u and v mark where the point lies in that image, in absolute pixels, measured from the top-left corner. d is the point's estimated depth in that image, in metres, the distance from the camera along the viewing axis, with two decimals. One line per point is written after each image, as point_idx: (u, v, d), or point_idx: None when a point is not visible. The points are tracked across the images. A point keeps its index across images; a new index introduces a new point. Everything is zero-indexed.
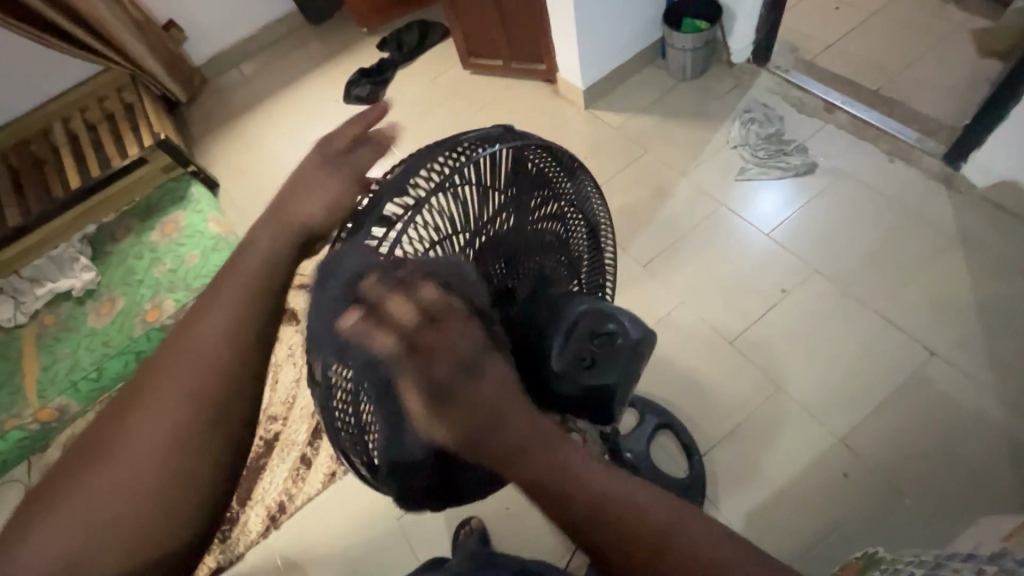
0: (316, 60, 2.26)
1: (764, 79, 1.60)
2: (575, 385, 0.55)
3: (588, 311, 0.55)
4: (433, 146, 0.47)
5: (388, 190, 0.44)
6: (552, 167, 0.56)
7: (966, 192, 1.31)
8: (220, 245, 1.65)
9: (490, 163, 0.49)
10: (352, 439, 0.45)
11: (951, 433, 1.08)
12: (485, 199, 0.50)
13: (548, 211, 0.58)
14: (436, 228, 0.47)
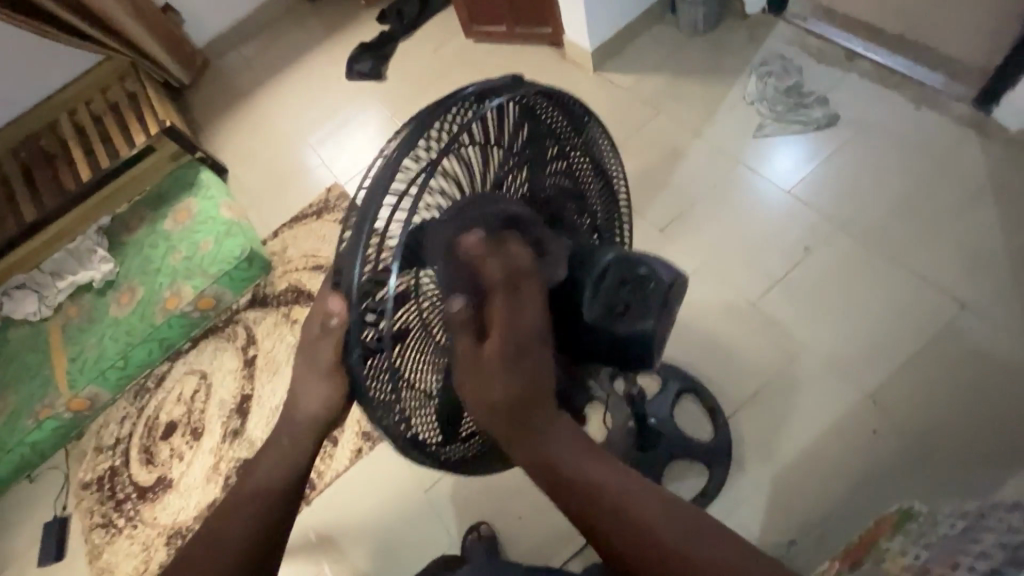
0: (315, 37, 2.21)
1: (780, 29, 1.53)
2: (609, 334, 0.55)
3: (614, 260, 0.54)
4: (437, 105, 0.49)
5: (401, 154, 0.47)
6: (557, 117, 0.58)
7: (998, 137, 1.25)
8: (232, 230, 1.63)
9: (495, 120, 0.52)
10: (402, 390, 0.52)
11: (985, 385, 1.05)
12: (493, 156, 0.53)
13: (558, 166, 0.60)
14: (445, 192, 0.50)
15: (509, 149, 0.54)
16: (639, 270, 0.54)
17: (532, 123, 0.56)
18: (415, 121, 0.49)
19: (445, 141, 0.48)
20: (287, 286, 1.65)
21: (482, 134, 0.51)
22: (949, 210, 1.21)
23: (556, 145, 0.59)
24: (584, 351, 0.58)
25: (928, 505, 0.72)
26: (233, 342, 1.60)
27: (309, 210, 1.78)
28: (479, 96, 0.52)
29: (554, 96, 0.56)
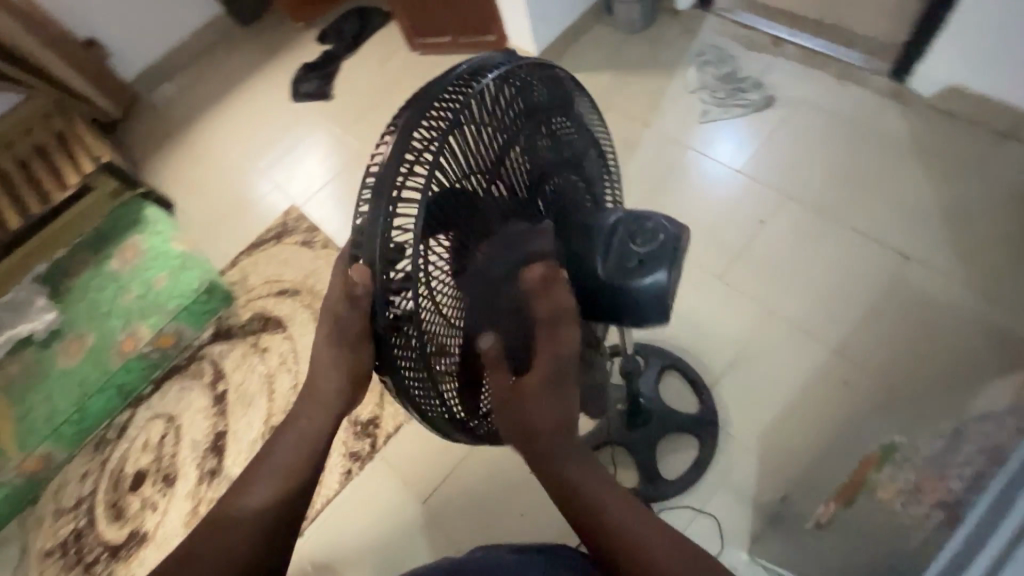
0: (253, 62, 2.17)
1: (711, 23, 1.63)
2: (626, 288, 0.53)
3: (620, 218, 0.55)
4: (433, 85, 0.45)
5: (404, 133, 0.43)
6: (550, 84, 0.55)
7: (916, 103, 1.36)
8: (187, 263, 1.56)
9: (493, 91, 0.48)
10: (425, 390, 0.46)
11: (935, 327, 1.13)
12: (497, 128, 0.49)
13: (557, 133, 0.57)
14: (457, 165, 0.46)
15: (514, 118, 0.51)
16: (646, 223, 0.53)
17: (528, 91, 0.52)
18: (415, 95, 0.45)
19: (452, 111, 0.45)
20: (252, 314, 1.58)
21: (488, 104, 0.48)
22: (882, 173, 1.31)
23: (555, 115, 0.56)
24: (600, 312, 0.56)
25: (907, 436, 0.77)
26: (199, 379, 1.52)
27: (267, 235, 1.73)
28: (478, 66, 0.49)
29: (544, 68, 0.53)
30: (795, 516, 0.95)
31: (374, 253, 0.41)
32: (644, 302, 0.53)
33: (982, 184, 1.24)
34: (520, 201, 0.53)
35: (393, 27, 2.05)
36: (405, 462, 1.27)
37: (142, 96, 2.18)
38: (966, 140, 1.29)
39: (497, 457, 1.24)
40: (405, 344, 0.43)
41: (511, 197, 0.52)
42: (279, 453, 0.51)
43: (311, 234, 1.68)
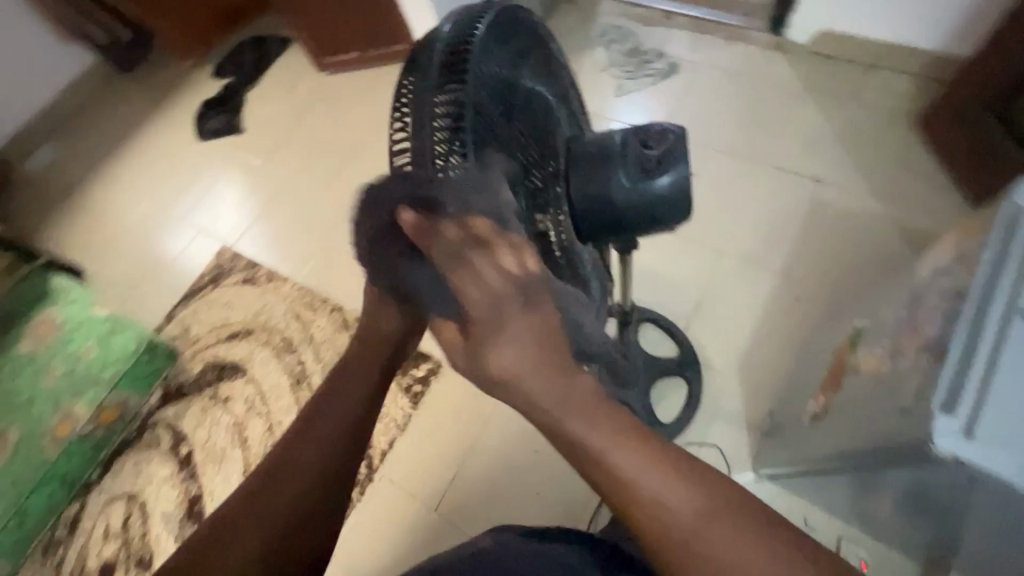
0: (144, 108, 2.02)
1: (605, 6, 1.74)
2: (651, 190, 0.54)
3: (626, 133, 0.56)
4: (432, 63, 0.43)
5: (423, 115, 0.41)
6: (529, 37, 0.53)
7: (795, 50, 1.54)
8: (116, 325, 1.40)
9: (489, 52, 0.46)
10: None
11: (856, 236, 1.28)
12: (502, 87, 0.47)
13: (544, 84, 0.56)
14: (482, 127, 0.43)
15: (510, 74, 0.49)
16: (653, 128, 0.55)
17: (512, 47, 0.50)
18: (417, 57, 0.44)
19: (462, 56, 0.43)
20: (204, 365, 1.47)
21: (490, 47, 0.46)
22: (782, 115, 1.46)
23: (541, 59, 0.56)
24: (626, 228, 0.57)
25: (866, 319, 0.86)
26: (156, 447, 1.38)
27: (202, 281, 1.61)
28: (466, 17, 0.47)
29: (519, 17, 0.51)
30: (786, 423, 1.03)
31: None
32: (670, 199, 0.54)
33: (863, 109, 1.42)
34: (534, 155, 0.52)
35: (292, 51, 1.99)
36: (407, 475, 1.23)
37: (17, 163, 1.97)
38: (841, 75, 1.48)
39: (500, 446, 1.22)
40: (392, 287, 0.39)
41: (525, 130, 0.50)
42: (311, 442, 0.48)
43: (251, 270, 1.59)
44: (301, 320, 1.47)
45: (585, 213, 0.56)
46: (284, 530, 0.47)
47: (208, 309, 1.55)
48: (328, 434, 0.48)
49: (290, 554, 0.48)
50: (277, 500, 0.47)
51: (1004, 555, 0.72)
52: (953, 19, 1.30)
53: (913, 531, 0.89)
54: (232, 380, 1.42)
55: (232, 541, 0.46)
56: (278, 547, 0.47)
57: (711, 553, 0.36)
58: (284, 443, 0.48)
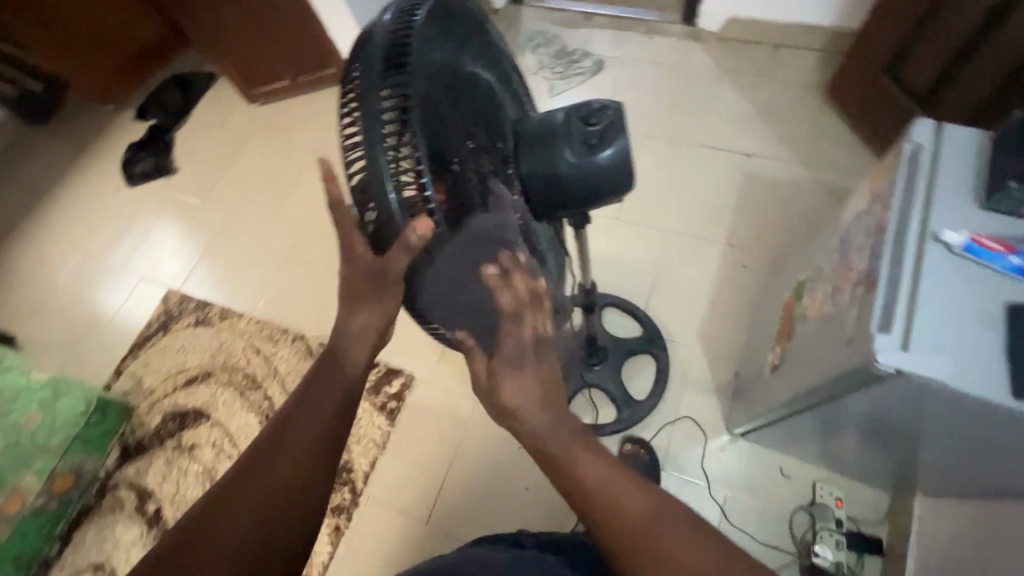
0: (63, 160, 1.92)
1: (527, 14, 1.80)
2: (594, 164, 0.56)
3: (568, 111, 0.58)
4: (372, 49, 0.43)
5: (372, 102, 0.41)
6: (466, 16, 0.53)
7: (708, 38, 1.64)
8: (60, 388, 1.27)
9: (428, 34, 0.46)
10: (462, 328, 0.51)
11: (788, 200, 1.37)
12: (444, 71, 0.48)
13: (484, 65, 0.57)
14: (430, 113, 0.44)
15: (451, 57, 0.50)
16: (593, 104, 0.57)
17: (451, 27, 0.50)
18: (359, 48, 0.44)
19: (403, 47, 0.43)
20: (163, 416, 1.39)
21: (430, 35, 0.46)
22: (707, 98, 1.55)
23: (480, 42, 0.56)
24: (575, 202, 0.60)
25: (806, 271, 0.92)
26: (121, 509, 1.30)
27: (149, 329, 1.53)
28: (402, 7, 0.47)
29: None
30: (750, 380, 1.09)
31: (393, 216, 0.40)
32: (615, 173, 0.57)
33: (777, 85, 1.53)
34: (480, 137, 0.53)
35: (219, 86, 1.94)
36: (394, 493, 1.21)
37: None
38: (752, 56, 1.59)
39: (484, 449, 1.22)
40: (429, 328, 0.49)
41: (470, 115, 0.52)
42: (299, 428, 0.51)
43: (203, 311, 1.53)
44: (263, 354, 1.43)
45: (533, 190, 0.59)
46: (269, 520, 0.48)
47: (161, 356, 1.48)
48: (316, 422, 0.51)
49: (274, 548, 0.48)
50: (265, 486, 0.49)
51: (957, 465, 0.78)
52: None
53: (875, 460, 0.95)
54: (197, 425, 1.36)
55: (215, 533, 0.47)
56: (262, 539, 0.48)
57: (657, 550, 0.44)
58: (272, 431, 0.51)
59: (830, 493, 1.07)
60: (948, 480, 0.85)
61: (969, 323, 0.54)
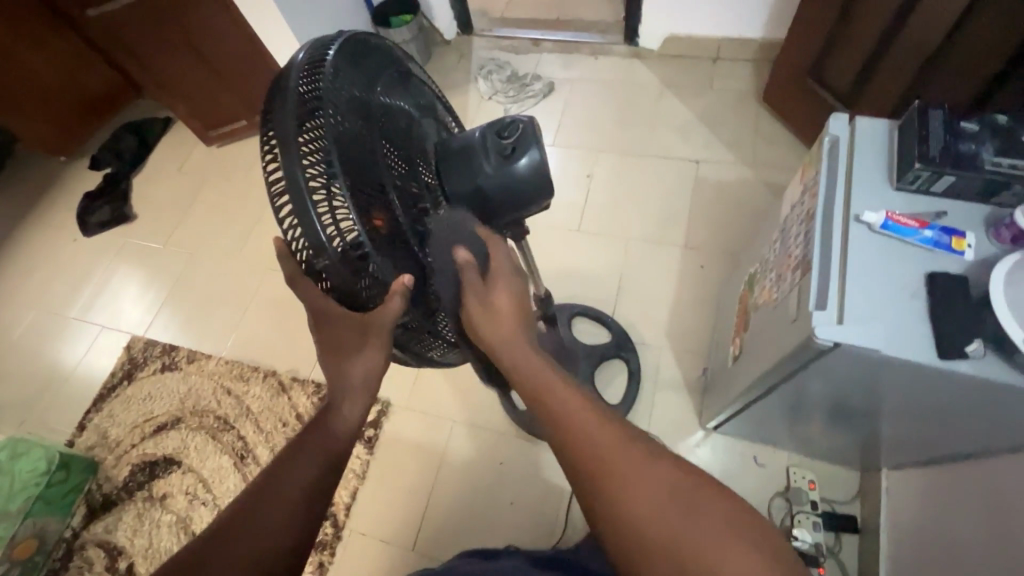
0: (15, 215, 1.87)
1: (477, 43, 1.87)
2: (511, 176, 0.59)
3: (483, 129, 0.60)
4: (283, 88, 0.45)
5: (287, 136, 0.43)
6: (374, 53, 0.57)
7: (650, 55, 1.73)
8: (18, 449, 1.23)
9: (336, 72, 0.49)
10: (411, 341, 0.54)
11: (737, 200, 1.44)
12: (356, 103, 0.51)
13: (400, 95, 0.60)
14: (345, 142, 0.47)
15: (363, 90, 0.53)
16: (505, 119, 0.60)
17: (360, 63, 0.54)
18: (273, 86, 0.46)
19: (314, 84, 0.47)
20: (131, 468, 1.34)
21: (340, 73, 0.50)
22: (653, 112, 1.63)
23: (395, 75, 0.60)
24: (501, 212, 0.63)
25: (756, 264, 0.97)
26: (91, 570, 1.24)
27: (113, 379, 1.49)
28: (312, 47, 0.50)
29: (359, 37, 0.55)
30: (717, 373, 1.12)
31: (319, 241, 0.43)
32: (532, 179, 0.59)
33: (717, 95, 1.62)
34: (402, 162, 0.56)
35: (176, 131, 1.94)
36: (378, 522, 1.19)
37: None
38: (692, 70, 1.68)
39: (466, 469, 1.22)
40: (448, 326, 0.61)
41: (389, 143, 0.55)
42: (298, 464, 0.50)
43: (169, 356, 1.50)
44: (234, 395, 1.40)
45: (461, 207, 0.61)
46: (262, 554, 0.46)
47: (127, 407, 1.44)
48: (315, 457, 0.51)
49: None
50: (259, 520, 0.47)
51: (913, 434, 0.82)
52: (767, 10, 1.53)
53: (841, 439, 0.99)
54: (170, 475, 1.31)
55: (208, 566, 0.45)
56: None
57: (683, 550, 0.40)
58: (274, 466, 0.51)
59: (803, 477, 1.11)
60: (908, 449, 0.89)
61: (895, 293, 0.59)
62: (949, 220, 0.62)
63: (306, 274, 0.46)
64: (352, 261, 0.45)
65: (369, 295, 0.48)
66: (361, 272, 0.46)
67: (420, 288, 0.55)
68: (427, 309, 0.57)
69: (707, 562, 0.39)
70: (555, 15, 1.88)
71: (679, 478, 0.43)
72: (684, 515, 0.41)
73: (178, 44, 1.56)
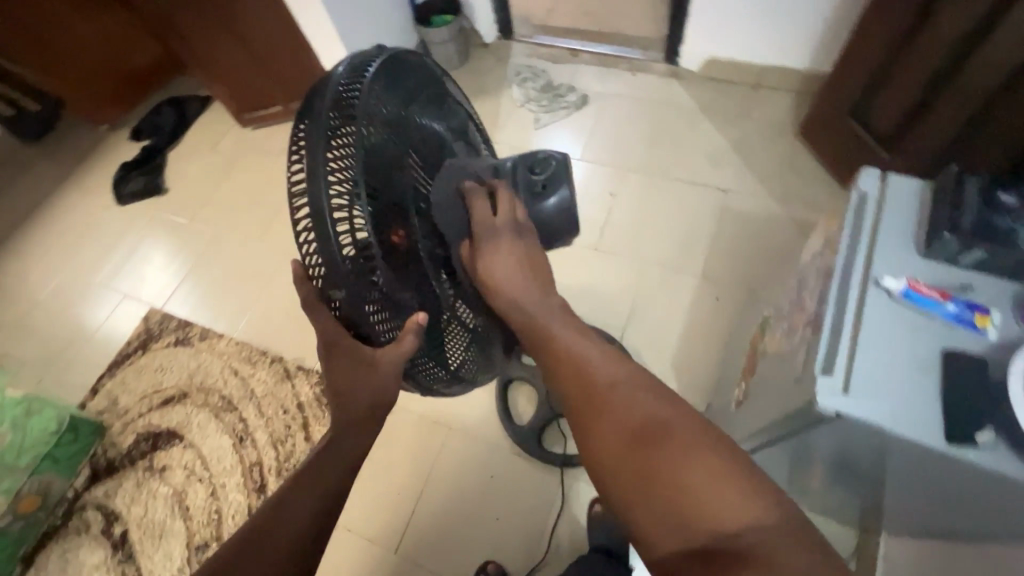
0: (56, 177, 1.95)
1: (516, 49, 1.87)
2: (537, 212, 0.62)
3: (515, 160, 0.63)
4: (318, 100, 0.44)
5: (316, 151, 0.42)
6: (416, 71, 0.56)
7: (689, 77, 1.70)
8: (33, 407, 1.24)
9: (374, 89, 0.48)
10: (423, 369, 0.52)
11: (761, 235, 1.40)
12: (389, 121, 0.50)
13: (437, 113, 0.59)
14: (367, 160, 0.45)
15: (399, 107, 0.52)
16: (539, 155, 0.62)
17: (399, 80, 0.53)
18: (311, 94, 0.45)
19: (348, 105, 0.45)
20: (136, 437, 1.38)
21: (376, 92, 0.48)
22: (685, 135, 1.60)
23: (431, 92, 0.58)
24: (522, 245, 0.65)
25: (770, 307, 0.94)
26: (87, 532, 1.28)
27: (128, 347, 1.54)
28: (355, 60, 0.49)
29: (402, 54, 0.54)
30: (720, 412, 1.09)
31: (333, 261, 0.41)
32: (557, 218, 0.62)
33: (753, 124, 1.58)
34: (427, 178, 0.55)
35: (215, 109, 1.99)
36: (365, 520, 1.20)
37: None
38: (731, 96, 1.64)
39: (455, 477, 1.22)
40: (454, 352, 0.58)
41: (419, 162, 0.53)
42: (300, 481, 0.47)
43: (184, 331, 1.53)
44: (240, 376, 1.43)
45: None
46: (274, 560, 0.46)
47: (140, 375, 1.48)
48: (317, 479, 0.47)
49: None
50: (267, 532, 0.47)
51: (915, 505, 0.78)
52: (815, 41, 1.48)
53: (842, 497, 0.95)
54: (172, 448, 1.35)
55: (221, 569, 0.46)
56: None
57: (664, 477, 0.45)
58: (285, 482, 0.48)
59: None
60: (911, 519, 0.85)
61: (905, 366, 0.56)
62: (974, 294, 0.59)
63: (317, 296, 0.43)
64: (365, 291, 0.43)
65: (380, 324, 0.46)
66: (373, 302, 0.44)
67: (430, 317, 0.53)
68: (435, 338, 0.54)
69: (687, 491, 0.43)
70: (597, 26, 1.86)
71: (661, 405, 0.50)
72: (676, 450, 0.45)
73: (222, 26, 1.59)
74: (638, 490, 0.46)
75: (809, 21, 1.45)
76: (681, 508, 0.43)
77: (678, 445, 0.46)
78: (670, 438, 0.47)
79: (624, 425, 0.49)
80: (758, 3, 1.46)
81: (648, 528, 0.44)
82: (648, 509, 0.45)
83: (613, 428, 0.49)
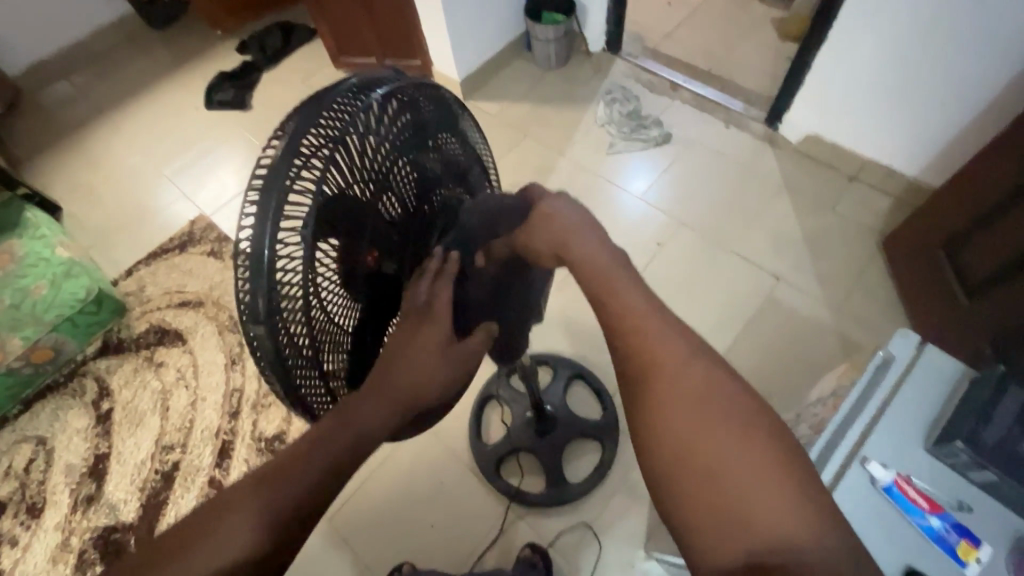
0: (163, 66, 2.07)
1: (618, 66, 1.80)
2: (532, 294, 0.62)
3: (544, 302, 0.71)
4: (309, 110, 0.43)
5: (279, 170, 0.40)
6: (428, 102, 0.54)
7: (785, 147, 1.57)
8: (74, 271, 1.35)
9: (373, 112, 0.47)
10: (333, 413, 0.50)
11: (798, 338, 1.30)
12: (377, 146, 0.48)
13: (440, 142, 0.57)
14: (334, 184, 0.44)
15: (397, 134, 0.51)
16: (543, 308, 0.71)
17: (406, 108, 0.51)
18: (306, 101, 0.44)
19: (336, 126, 0.44)
20: (148, 327, 1.48)
21: (373, 118, 0.47)
22: (759, 206, 1.49)
23: (440, 123, 0.57)
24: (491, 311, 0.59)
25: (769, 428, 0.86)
26: (80, 398, 1.38)
27: (170, 243, 1.64)
28: (363, 80, 0.48)
29: (419, 82, 0.52)
30: None
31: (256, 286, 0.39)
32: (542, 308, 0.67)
33: (837, 219, 1.45)
34: (407, 204, 0.54)
35: (318, 45, 2.05)
36: None
37: (28, 92, 2.03)
38: (822, 181, 1.51)
39: (410, 470, 1.22)
40: None
41: (398, 192, 0.52)
42: None
43: (219, 245, 1.61)
44: None
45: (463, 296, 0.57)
46: None
47: (171, 271, 1.58)
48: None
49: None
50: None
51: None
52: (932, 152, 1.34)
53: None
54: (171, 349, 1.42)
55: None
56: None
57: (725, 485, 0.34)
58: None
59: None
60: None
61: None
62: (970, 517, 0.53)
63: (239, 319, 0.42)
64: (286, 324, 0.41)
65: (299, 364, 0.43)
66: (294, 333, 0.42)
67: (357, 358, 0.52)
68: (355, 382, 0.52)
69: (760, 510, 0.33)
70: (709, 66, 1.75)
71: (722, 392, 0.38)
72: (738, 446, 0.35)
73: None
74: (692, 502, 0.35)
75: (934, 129, 1.30)
76: (737, 530, 0.33)
77: (745, 449, 0.35)
78: (725, 425, 0.36)
79: (673, 404, 0.38)
80: (885, 95, 1.32)
81: (695, 536, 0.34)
82: (699, 507, 0.34)
83: (669, 403, 0.38)
